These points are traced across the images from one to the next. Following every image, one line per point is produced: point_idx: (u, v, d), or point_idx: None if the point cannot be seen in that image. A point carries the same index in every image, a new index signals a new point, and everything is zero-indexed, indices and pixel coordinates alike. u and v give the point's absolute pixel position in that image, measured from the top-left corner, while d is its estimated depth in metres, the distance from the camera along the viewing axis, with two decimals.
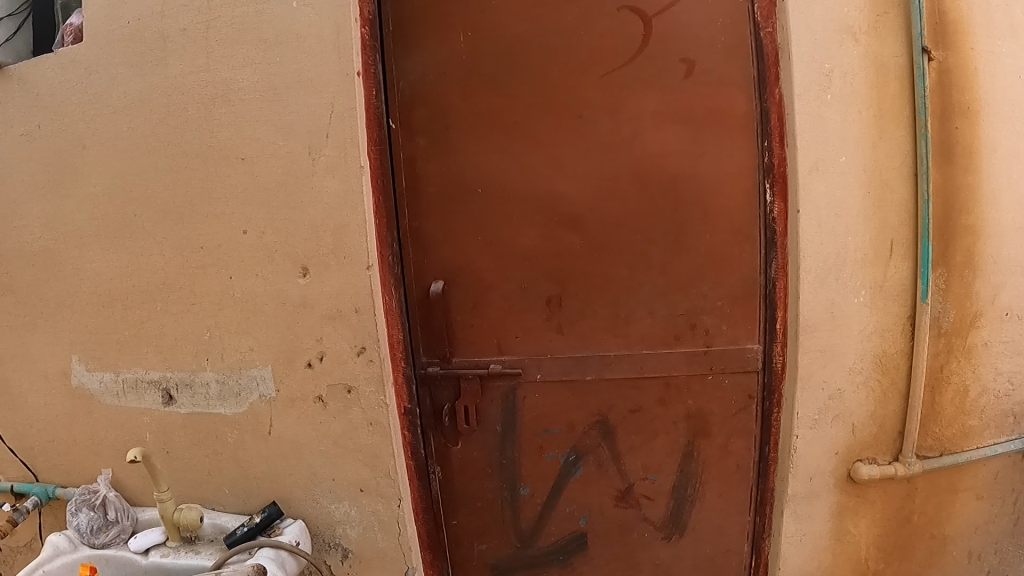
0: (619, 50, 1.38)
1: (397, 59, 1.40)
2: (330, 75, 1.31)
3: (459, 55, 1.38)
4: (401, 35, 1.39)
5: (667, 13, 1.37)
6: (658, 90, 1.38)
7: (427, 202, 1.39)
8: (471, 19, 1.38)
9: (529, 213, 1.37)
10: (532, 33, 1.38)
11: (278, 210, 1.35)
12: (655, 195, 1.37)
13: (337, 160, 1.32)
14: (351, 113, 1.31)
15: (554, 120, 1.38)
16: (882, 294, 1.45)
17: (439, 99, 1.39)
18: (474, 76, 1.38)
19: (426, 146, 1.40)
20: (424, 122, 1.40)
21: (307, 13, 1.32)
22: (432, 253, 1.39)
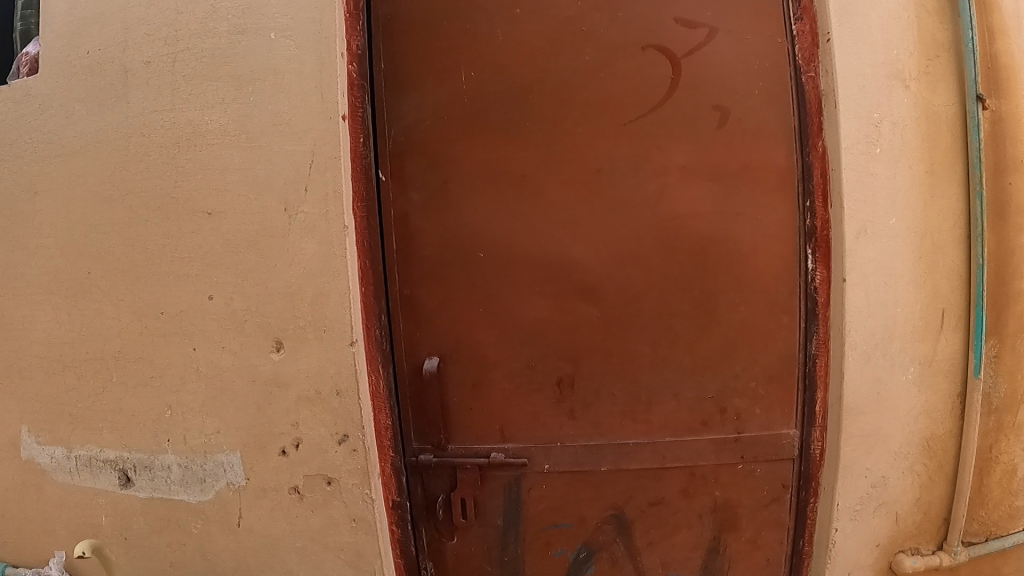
0: (643, 96, 1.23)
1: (392, 102, 1.25)
2: (311, 118, 1.15)
3: (462, 100, 1.24)
4: (397, 76, 1.25)
5: (697, 53, 1.23)
6: (686, 142, 1.22)
7: (421, 266, 1.23)
8: (477, 61, 1.24)
9: (536, 280, 1.21)
10: (545, 77, 1.24)
11: (247, 274, 1.16)
12: (681, 261, 1.21)
13: (315, 219, 1.14)
14: (334, 163, 1.14)
15: (566, 175, 1.22)
16: (932, 370, 1.29)
17: (438, 150, 1.24)
18: (478, 124, 1.24)
19: (421, 201, 1.23)
20: (419, 175, 1.23)
21: (286, 46, 1.16)
22: (426, 323, 1.23)
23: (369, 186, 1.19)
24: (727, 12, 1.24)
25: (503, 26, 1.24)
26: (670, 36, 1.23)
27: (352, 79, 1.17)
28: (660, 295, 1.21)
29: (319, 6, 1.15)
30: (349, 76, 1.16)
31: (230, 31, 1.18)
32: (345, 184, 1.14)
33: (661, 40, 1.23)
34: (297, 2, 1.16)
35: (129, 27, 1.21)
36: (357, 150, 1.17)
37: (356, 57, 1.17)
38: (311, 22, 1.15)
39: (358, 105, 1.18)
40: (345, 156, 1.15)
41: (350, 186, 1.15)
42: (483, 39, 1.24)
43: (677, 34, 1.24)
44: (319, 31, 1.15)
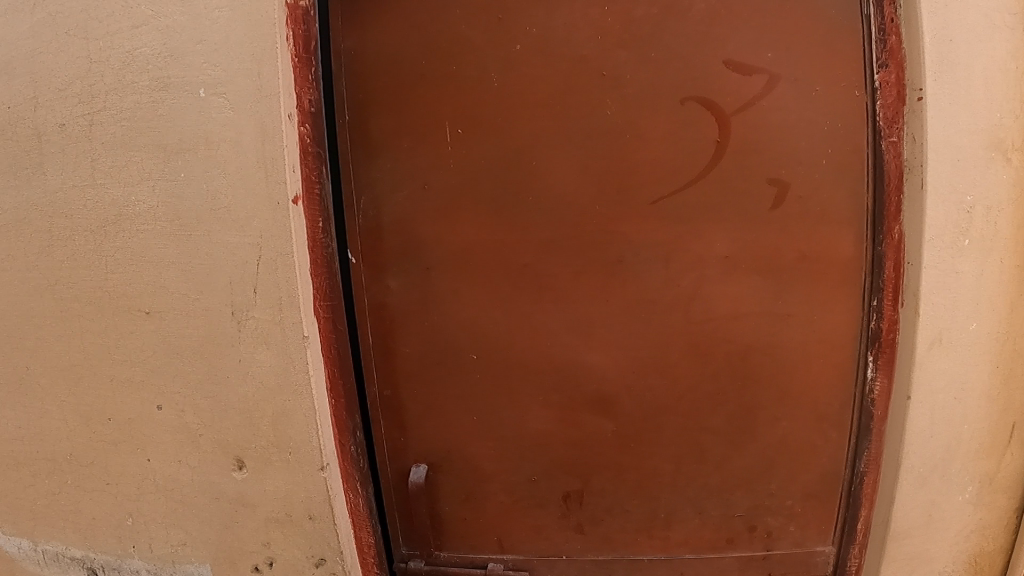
0: (677, 166, 0.92)
1: (361, 168, 0.96)
2: (254, 201, 0.89)
3: (448, 166, 0.94)
4: (364, 131, 0.95)
5: (751, 109, 0.92)
6: (732, 228, 0.94)
7: (401, 368, 1.02)
8: (466, 114, 0.93)
9: (538, 390, 1.00)
10: (550, 137, 0.93)
11: (198, 385, 0.98)
12: (716, 371, 0.99)
13: (268, 328, 0.92)
14: (288, 261, 0.90)
15: (576, 265, 0.95)
16: (992, 488, 1.12)
17: (420, 230, 0.96)
18: (467, 198, 0.95)
19: (399, 290, 0.98)
20: (394, 260, 0.97)
21: (220, 107, 0.89)
22: (409, 430, 1.04)
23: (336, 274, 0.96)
24: (790, 54, 0.94)
25: (496, 70, 0.92)
26: (718, 87, 0.91)
27: (305, 143, 0.91)
28: (686, 409, 1.01)
29: (255, 52, 0.87)
30: (302, 141, 0.90)
31: (151, 85, 0.92)
32: (306, 285, 0.91)
33: (706, 91, 0.91)
34: (229, 46, 0.88)
35: (38, 80, 0.99)
36: (317, 236, 0.92)
37: (310, 113, 0.90)
38: (247, 75, 0.88)
39: (315, 176, 0.92)
40: (304, 249, 0.91)
41: (311, 287, 0.92)
42: (472, 85, 0.92)
43: (725, 83, 0.91)
44: (258, 86, 0.87)
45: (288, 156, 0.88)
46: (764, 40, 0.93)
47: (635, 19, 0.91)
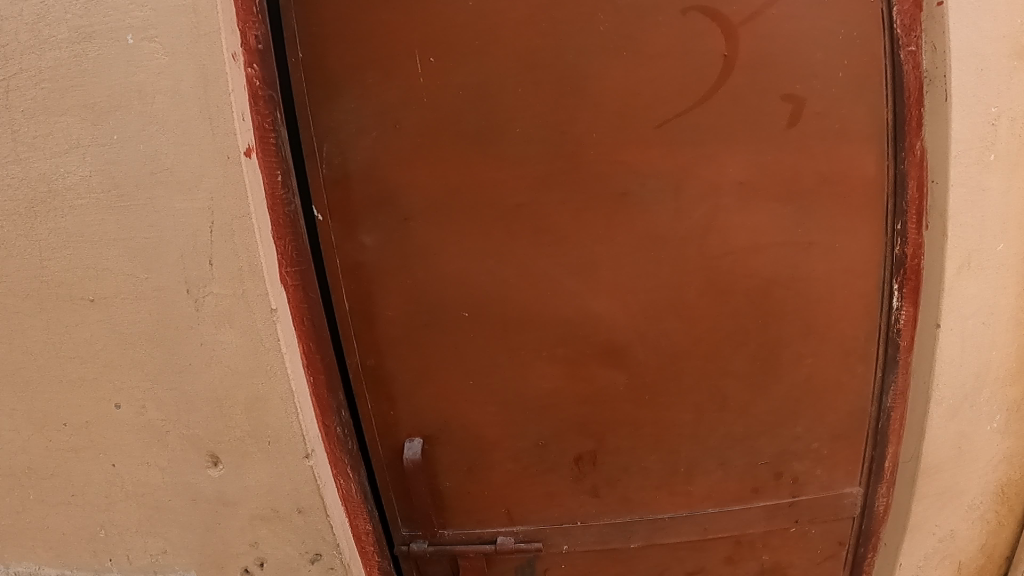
0: (684, 86, 0.83)
1: (322, 111, 0.84)
2: (201, 157, 0.75)
3: (423, 103, 0.83)
4: (321, 70, 0.82)
5: (759, 19, 0.83)
6: (744, 149, 0.85)
7: (387, 333, 0.91)
8: (440, 41, 0.81)
9: (541, 346, 0.91)
10: (538, 59, 0.81)
11: (158, 376, 0.86)
12: (735, 310, 0.91)
13: (229, 303, 0.78)
14: (248, 224, 0.75)
15: (574, 203, 0.86)
16: (1019, 414, 1.09)
17: (399, 179, 0.85)
18: (449, 138, 0.84)
19: (377, 247, 0.88)
20: (369, 213, 0.86)
21: (153, 53, 0.74)
22: (403, 402, 0.95)
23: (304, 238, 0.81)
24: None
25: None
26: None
27: (255, 85, 0.75)
28: (704, 354, 0.93)
29: None
30: (251, 83, 0.75)
31: (71, 37, 0.76)
32: (271, 253, 0.77)
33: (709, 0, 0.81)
34: None
35: None
36: (277, 194, 0.77)
37: (258, 51, 0.75)
38: (182, 12, 0.73)
39: (270, 123, 0.76)
40: (265, 209, 0.76)
41: (277, 255, 0.77)
42: (443, 7, 0.80)
43: None
44: (195, 22, 0.72)
45: (237, 103, 0.74)
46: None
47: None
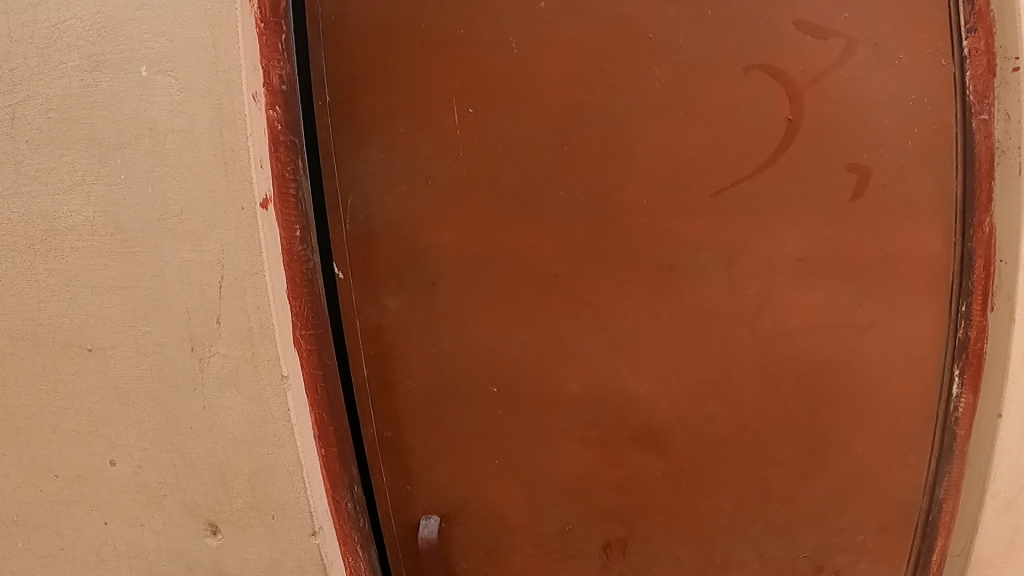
0: (744, 150, 0.79)
1: (348, 159, 0.77)
2: (212, 204, 0.67)
3: (459, 157, 0.77)
4: (352, 115, 0.77)
5: (824, 80, 0.79)
6: (802, 221, 0.80)
7: (406, 405, 0.83)
8: (482, 89, 0.77)
9: (572, 427, 0.84)
10: (591, 114, 0.78)
11: (157, 435, 0.79)
12: (784, 396, 0.84)
13: (236, 367, 0.71)
14: (262, 284, 0.68)
15: (617, 273, 0.80)
16: None
17: (429, 236, 0.79)
18: (484, 193, 0.78)
19: (399, 311, 0.80)
20: (391, 273, 0.79)
21: (165, 88, 0.68)
22: (417, 479, 0.85)
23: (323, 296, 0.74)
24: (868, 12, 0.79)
25: (515, 35, 0.76)
26: (785, 53, 0.78)
27: (277, 130, 0.68)
28: (749, 440, 0.85)
29: (209, 15, 0.66)
30: (273, 128, 0.67)
31: (82, 67, 0.70)
32: (285, 315, 0.69)
33: (770, 57, 0.78)
34: (178, 7, 0.66)
35: None
36: (295, 250, 0.69)
37: (280, 93, 0.68)
38: (199, 44, 0.66)
39: (291, 172, 0.69)
40: (280, 267, 0.69)
41: (291, 318, 0.70)
42: (489, 55, 0.77)
43: (797, 48, 0.78)
44: (214, 57, 0.66)
45: (257, 150, 0.66)
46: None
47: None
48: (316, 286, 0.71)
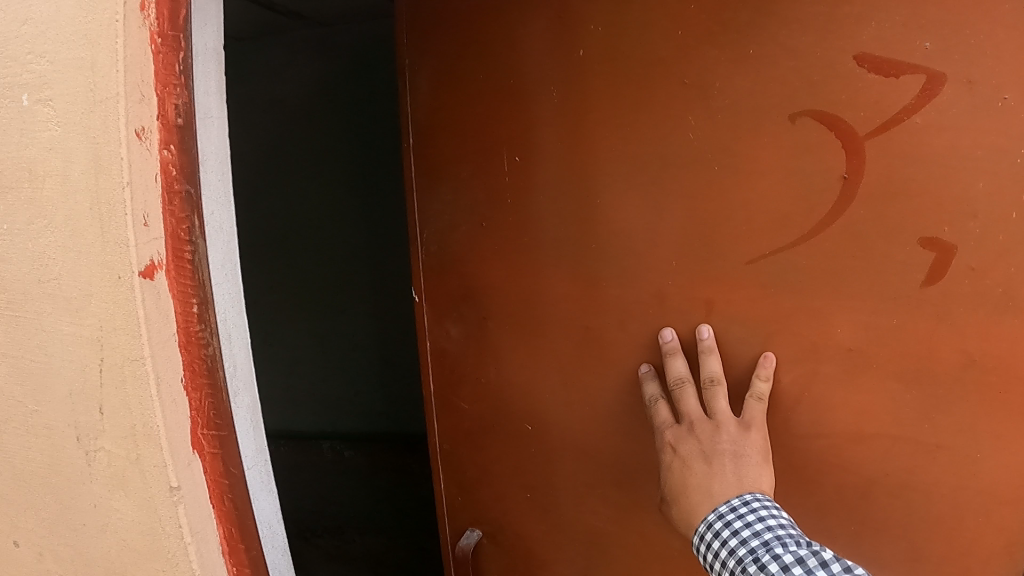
0: (788, 215, 0.75)
1: (422, 199, 0.93)
2: (88, 270, 0.54)
3: (505, 203, 0.87)
4: (425, 161, 0.92)
5: (893, 129, 0.70)
6: (857, 307, 0.75)
7: (463, 424, 0.99)
8: (526, 142, 0.85)
9: (596, 480, 0.92)
10: (628, 169, 0.80)
11: (51, 526, 0.66)
12: (821, 502, 0.82)
13: (121, 467, 0.57)
14: (142, 374, 0.54)
15: (642, 334, 0.84)
16: None
17: (479, 276, 0.91)
18: (520, 241, 0.88)
19: (460, 338, 0.95)
20: (452, 305, 0.94)
21: (45, 122, 0.55)
22: (468, 489, 1.02)
23: (236, 388, 0.60)
24: (968, 39, 0.67)
25: (558, 86, 0.82)
26: (842, 96, 0.71)
27: (172, 174, 0.54)
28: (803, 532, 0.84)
29: (88, 29, 0.52)
30: (166, 172, 0.53)
31: None
32: (179, 411, 0.56)
33: (825, 104, 0.72)
34: (56, 21, 0.53)
35: None
36: (191, 330, 0.56)
37: (176, 127, 0.54)
38: (77, 67, 0.52)
39: (186, 231, 0.55)
40: (176, 352, 0.55)
41: (188, 413, 0.57)
42: (532, 106, 0.84)
43: (867, 96, 0.70)
44: (90, 83, 0.52)
45: (142, 202, 0.52)
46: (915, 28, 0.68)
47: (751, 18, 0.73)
48: (216, 376, 0.58)
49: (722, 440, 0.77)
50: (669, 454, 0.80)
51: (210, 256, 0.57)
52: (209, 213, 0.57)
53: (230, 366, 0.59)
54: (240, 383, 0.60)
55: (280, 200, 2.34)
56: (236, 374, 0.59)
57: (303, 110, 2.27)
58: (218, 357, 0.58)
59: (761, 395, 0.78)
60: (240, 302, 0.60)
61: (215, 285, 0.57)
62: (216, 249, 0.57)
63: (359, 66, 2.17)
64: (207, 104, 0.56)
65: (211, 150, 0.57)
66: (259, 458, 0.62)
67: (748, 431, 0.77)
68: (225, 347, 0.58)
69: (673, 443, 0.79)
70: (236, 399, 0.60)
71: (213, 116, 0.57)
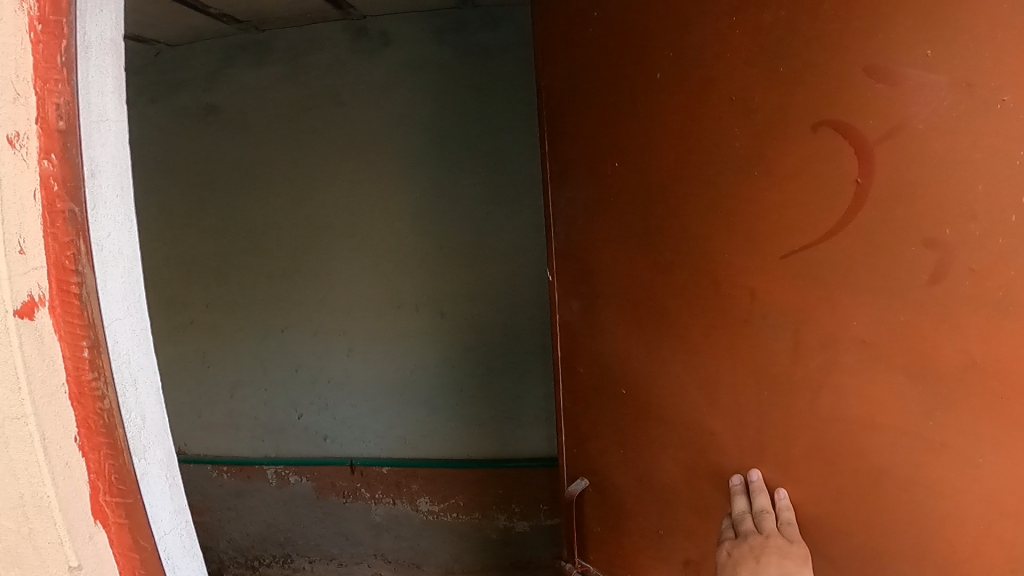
0: (810, 216, 0.72)
1: (553, 196, 1.08)
2: None
3: (607, 196, 0.97)
4: (558, 165, 1.07)
5: (892, 126, 0.65)
6: (865, 302, 0.69)
7: (581, 387, 1.10)
8: (620, 146, 0.94)
9: (666, 444, 0.95)
10: (691, 168, 0.84)
11: None
12: (836, 483, 0.76)
13: (7, 546, 0.48)
14: (26, 437, 0.44)
15: (706, 318, 0.86)
16: None
17: (587, 258, 1.03)
18: (620, 228, 0.96)
19: (578, 313, 1.07)
20: (575, 286, 1.07)
21: None
22: (578, 444, 1.13)
23: (146, 441, 0.51)
24: (964, 45, 0.59)
25: (643, 97, 0.90)
26: (856, 103, 0.67)
27: (54, 191, 0.44)
28: (807, 522, 0.81)
29: None
30: (47, 188, 0.43)
31: None
32: (75, 477, 0.47)
33: (839, 112, 0.69)
34: None
35: None
36: (84, 378, 0.46)
37: (59, 131, 0.44)
38: None
39: (72, 260, 0.45)
40: (67, 406, 0.46)
41: (87, 477, 0.47)
42: (623, 115, 0.93)
43: (880, 90, 0.65)
44: None
45: (15, 225, 0.43)
46: (908, 22, 0.63)
47: (766, 26, 0.75)
48: (115, 432, 0.48)
49: (772, 548, 0.79)
50: (726, 556, 0.84)
51: (103, 289, 0.47)
52: (100, 238, 0.47)
53: (135, 418, 0.49)
54: (151, 435, 0.51)
55: (248, 214, 2.37)
56: (145, 426, 0.50)
57: (267, 128, 2.30)
58: (118, 409, 0.48)
59: (791, 519, 0.81)
60: (149, 340, 0.51)
61: (113, 322, 0.48)
62: (112, 281, 0.48)
63: (337, 83, 2.23)
64: (101, 105, 0.47)
65: (105, 160, 0.47)
66: (178, 518, 0.53)
67: (793, 544, 0.80)
68: (127, 396, 0.49)
69: (729, 548, 0.84)
70: (145, 455, 0.50)
71: (109, 119, 0.48)
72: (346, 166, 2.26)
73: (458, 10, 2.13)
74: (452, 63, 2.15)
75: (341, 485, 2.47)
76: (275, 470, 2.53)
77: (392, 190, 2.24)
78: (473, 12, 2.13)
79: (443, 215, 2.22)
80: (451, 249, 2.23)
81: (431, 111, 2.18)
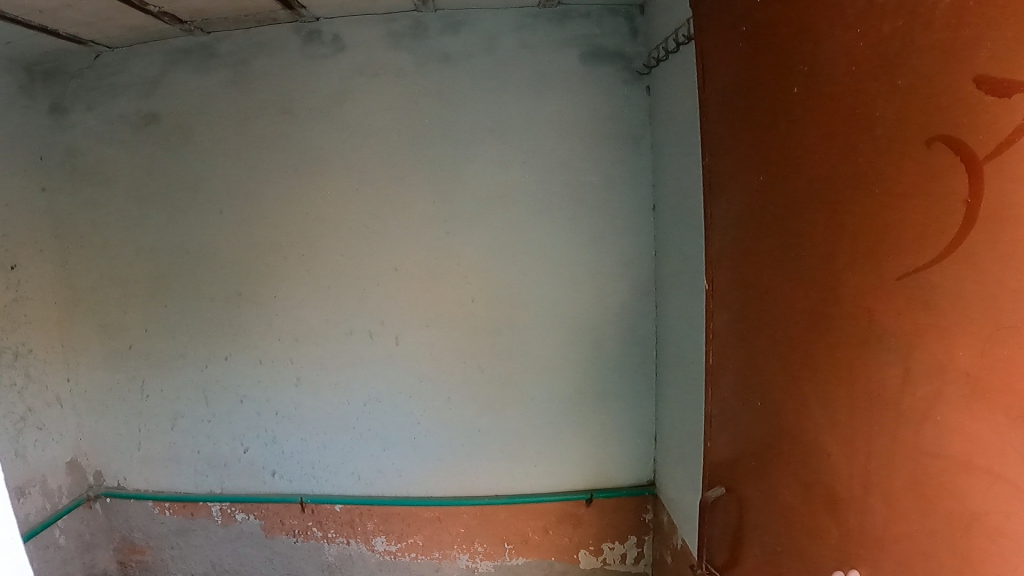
0: (924, 234, 0.70)
1: (714, 205, 1.15)
2: None
3: (750, 210, 1.02)
4: (719, 178, 1.13)
5: (1000, 146, 0.61)
6: (972, 329, 0.65)
7: (730, 392, 1.15)
8: (764, 162, 0.97)
9: (794, 460, 0.96)
10: (823, 182, 0.85)
11: None
12: (933, 521, 0.71)
13: None
14: None
15: (834, 335, 0.85)
16: None
17: (740, 267, 1.08)
18: (764, 242, 1.00)
19: (729, 321, 1.13)
20: (730, 293, 1.12)
21: None
22: (722, 449, 1.19)
23: None
24: None
25: (782, 111, 0.92)
26: (965, 123, 0.64)
27: None
28: (899, 561, 0.76)
29: None
30: None
31: None
32: None
33: (951, 129, 0.66)
34: None
35: None
36: None
37: None
38: None
39: None
40: None
41: None
42: (769, 132, 0.96)
43: (986, 108, 0.62)
44: None
45: None
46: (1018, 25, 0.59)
47: (886, 35, 0.73)
48: None
49: None
50: None
51: None
52: None
53: None
54: None
55: (191, 232, 2.18)
56: None
57: (212, 137, 2.12)
58: None
59: None
60: None
61: None
62: None
63: (290, 90, 2.06)
64: None
65: None
66: None
67: None
68: None
69: None
70: None
71: None
72: (298, 179, 2.09)
73: (417, 13, 1.98)
74: (409, 69, 2.00)
75: (291, 524, 2.29)
76: (220, 508, 2.32)
77: (345, 204, 2.07)
78: (432, 15, 1.98)
79: (399, 236, 2.07)
80: (409, 272, 2.07)
81: (389, 123, 2.03)
